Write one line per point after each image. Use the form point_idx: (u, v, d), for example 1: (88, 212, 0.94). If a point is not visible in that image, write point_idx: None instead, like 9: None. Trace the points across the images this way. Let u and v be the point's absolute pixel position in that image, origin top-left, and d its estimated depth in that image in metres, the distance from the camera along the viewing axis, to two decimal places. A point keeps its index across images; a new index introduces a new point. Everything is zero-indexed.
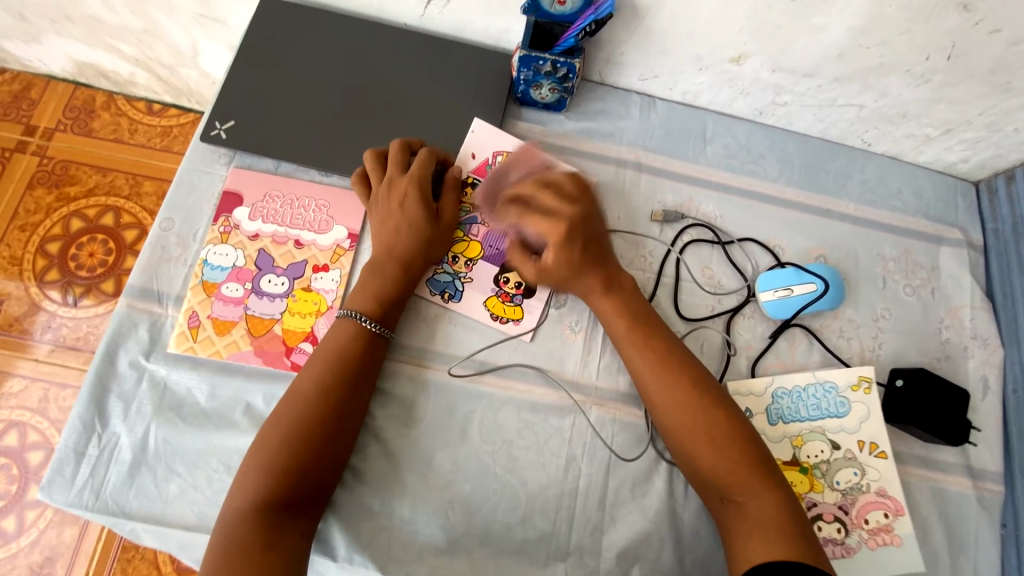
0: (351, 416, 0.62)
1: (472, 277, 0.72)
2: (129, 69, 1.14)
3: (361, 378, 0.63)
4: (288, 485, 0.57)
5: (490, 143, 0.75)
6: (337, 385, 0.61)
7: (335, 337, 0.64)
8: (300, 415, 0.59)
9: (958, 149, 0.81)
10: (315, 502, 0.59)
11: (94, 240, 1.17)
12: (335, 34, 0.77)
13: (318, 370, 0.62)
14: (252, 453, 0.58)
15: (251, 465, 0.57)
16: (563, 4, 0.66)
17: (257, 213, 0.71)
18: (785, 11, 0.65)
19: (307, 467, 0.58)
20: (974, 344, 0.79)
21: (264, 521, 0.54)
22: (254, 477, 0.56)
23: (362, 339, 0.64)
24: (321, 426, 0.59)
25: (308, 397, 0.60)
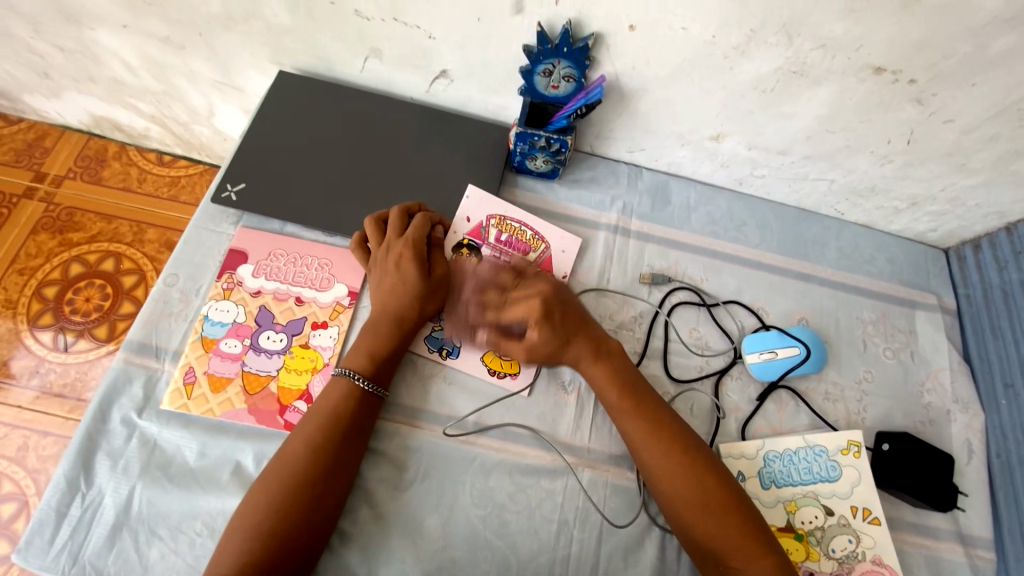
0: (341, 475, 0.61)
1: (470, 333, 0.74)
2: (143, 124, 1.19)
3: (353, 436, 0.63)
4: (275, 549, 0.56)
5: (483, 207, 0.79)
6: (328, 444, 0.61)
7: (328, 396, 0.64)
8: (289, 475, 0.59)
9: (925, 220, 0.87)
10: (302, 568, 0.57)
11: (92, 285, 1.18)
12: (344, 106, 0.82)
13: (308, 428, 0.62)
14: (243, 514, 0.58)
15: (239, 528, 0.57)
16: (556, 88, 0.72)
17: (261, 271, 0.73)
18: (758, 99, 0.72)
19: (295, 530, 0.57)
20: (955, 408, 0.81)
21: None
22: (241, 541, 0.56)
23: (355, 396, 0.64)
24: (310, 487, 0.59)
25: (299, 454, 0.60)
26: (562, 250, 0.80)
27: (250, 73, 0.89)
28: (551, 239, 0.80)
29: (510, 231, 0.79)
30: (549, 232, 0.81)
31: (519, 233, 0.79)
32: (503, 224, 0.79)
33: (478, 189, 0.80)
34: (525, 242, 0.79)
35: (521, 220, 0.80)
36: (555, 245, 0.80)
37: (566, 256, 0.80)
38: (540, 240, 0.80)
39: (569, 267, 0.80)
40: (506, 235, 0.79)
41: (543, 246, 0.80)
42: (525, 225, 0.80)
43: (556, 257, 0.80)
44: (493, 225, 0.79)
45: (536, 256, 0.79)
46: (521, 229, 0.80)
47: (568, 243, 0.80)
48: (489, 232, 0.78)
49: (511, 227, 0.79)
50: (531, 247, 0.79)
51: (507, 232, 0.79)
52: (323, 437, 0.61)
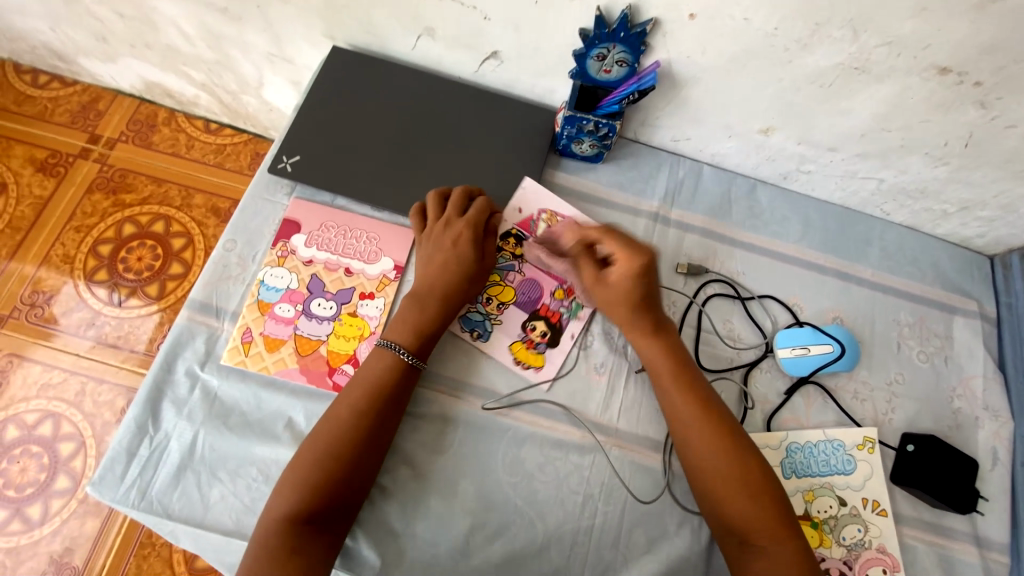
0: (382, 441, 0.65)
1: (503, 319, 0.77)
2: (193, 92, 1.23)
3: (394, 406, 0.67)
4: (323, 501, 0.61)
5: (536, 200, 0.81)
6: (372, 411, 0.65)
7: (374, 365, 0.68)
8: (337, 437, 0.63)
9: (973, 225, 0.85)
10: (345, 518, 0.63)
11: (144, 245, 1.24)
12: (395, 83, 0.84)
13: (355, 394, 0.66)
14: (291, 468, 0.63)
15: (289, 480, 0.61)
16: (609, 72, 0.72)
17: (313, 240, 0.77)
18: (813, 93, 0.71)
19: (340, 486, 0.62)
20: (985, 415, 0.81)
21: (297, 535, 0.59)
22: (292, 493, 0.60)
23: (398, 369, 0.68)
24: (356, 450, 0.63)
25: (346, 419, 0.64)
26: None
27: (303, 46, 0.91)
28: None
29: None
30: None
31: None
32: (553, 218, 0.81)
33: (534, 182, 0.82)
34: None
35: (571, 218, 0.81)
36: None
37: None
38: None
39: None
40: None
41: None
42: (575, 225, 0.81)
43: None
44: (543, 221, 0.80)
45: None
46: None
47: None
48: (538, 226, 0.80)
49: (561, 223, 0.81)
50: None
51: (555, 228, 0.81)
52: (368, 404, 0.65)
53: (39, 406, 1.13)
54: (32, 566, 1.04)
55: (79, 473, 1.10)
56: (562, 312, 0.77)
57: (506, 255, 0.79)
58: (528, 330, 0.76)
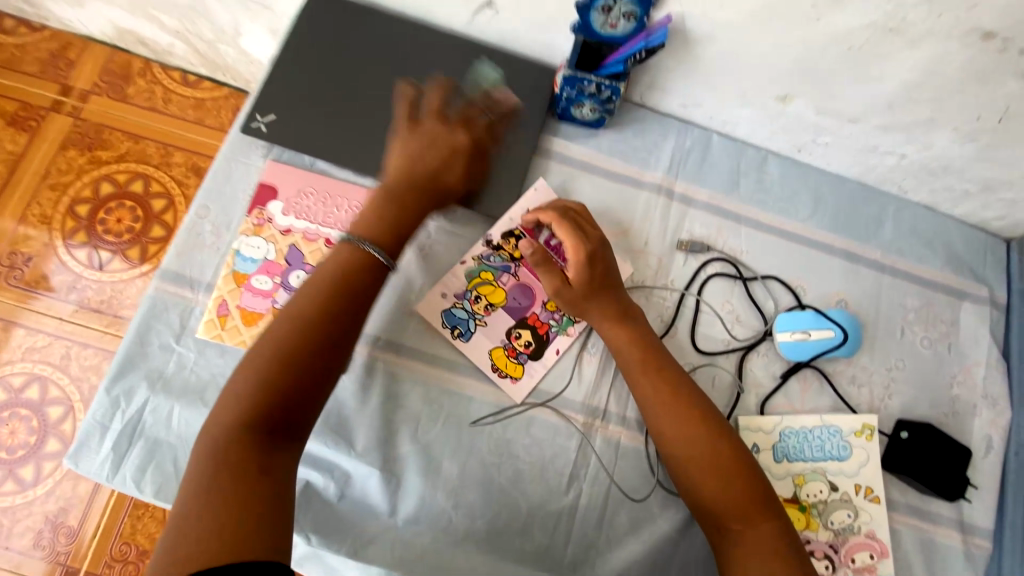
0: (346, 322, 0.57)
1: (488, 322, 0.73)
2: (168, 40, 1.14)
3: (358, 298, 0.59)
4: (271, 413, 0.52)
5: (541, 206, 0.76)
6: (333, 310, 0.56)
7: (335, 263, 0.59)
8: (285, 335, 0.54)
9: (994, 207, 0.80)
10: (303, 423, 0.54)
11: (123, 207, 1.19)
12: (381, 34, 0.76)
13: (314, 295, 0.57)
14: (235, 383, 0.53)
15: (230, 393, 0.53)
16: (615, 26, 0.65)
17: (291, 209, 0.72)
18: (839, 56, 0.64)
19: (295, 392, 0.53)
20: (983, 404, 0.79)
21: (246, 450, 0.50)
22: (233, 402, 0.52)
23: (367, 261, 0.60)
24: (312, 348, 0.54)
25: (297, 317, 0.55)
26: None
27: None
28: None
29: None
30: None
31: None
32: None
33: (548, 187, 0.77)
34: None
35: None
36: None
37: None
38: None
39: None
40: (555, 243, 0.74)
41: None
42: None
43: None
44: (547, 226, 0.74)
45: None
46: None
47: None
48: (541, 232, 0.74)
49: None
50: None
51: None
52: (327, 300, 0.57)
53: (24, 369, 1.11)
54: (28, 524, 1.06)
55: (69, 436, 1.10)
56: (550, 324, 0.74)
57: (503, 253, 0.75)
58: (512, 338, 0.73)
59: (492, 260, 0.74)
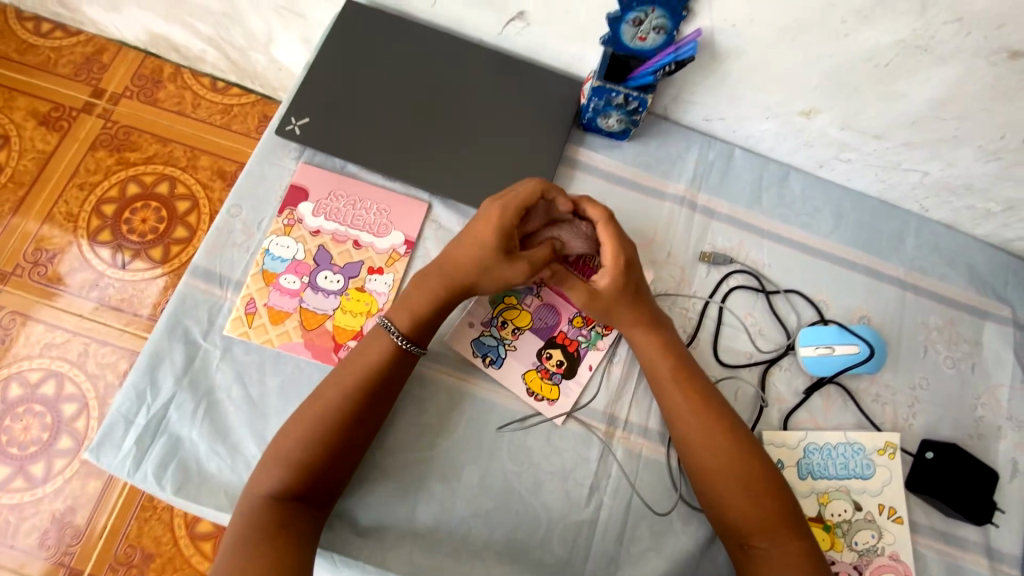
0: (354, 454, 0.62)
1: (517, 346, 0.73)
2: (200, 47, 1.17)
3: (374, 411, 0.63)
4: (304, 481, 0.59)
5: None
6: (360, 388, 0.63)
7: (366, 345, 0.65)
8: (320, 415, 0.61)
9: (1016, 227, 0.80)
10: (330, 500, 0.62)
11: (148, 207, 1.21)
12: (413, 44, 0.79)
13: (345, 376, 0.63)
14: (275, 445, 0.61)
15: (270, 458, 0.60)
16: (644, 40, 0.67)
17: (321, 210, 0.74)
18: (866, 73, 0.66)
19: (326, 463, 0.60)
20: (1009, 425, 0.78)
21: (282, 513, 0.58)
22: (272, 466, 0.59)
23: (393, 355, 0.64)
24: (339, 438, 0.61)
25: (330, 394, 0.62)
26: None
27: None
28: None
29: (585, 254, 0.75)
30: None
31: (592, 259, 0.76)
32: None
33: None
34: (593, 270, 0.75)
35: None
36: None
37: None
38: None
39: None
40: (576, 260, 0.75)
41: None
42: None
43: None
44: None
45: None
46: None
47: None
48: None
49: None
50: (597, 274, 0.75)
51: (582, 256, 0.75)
52: (357, 389, 0.62)
53: (41, 364, 1.12)
54: (35, 522, 1.05)
55: (82, 434, 1.10)
56: (579, 340, 0.74)
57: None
58: (544, 359, 0.73)
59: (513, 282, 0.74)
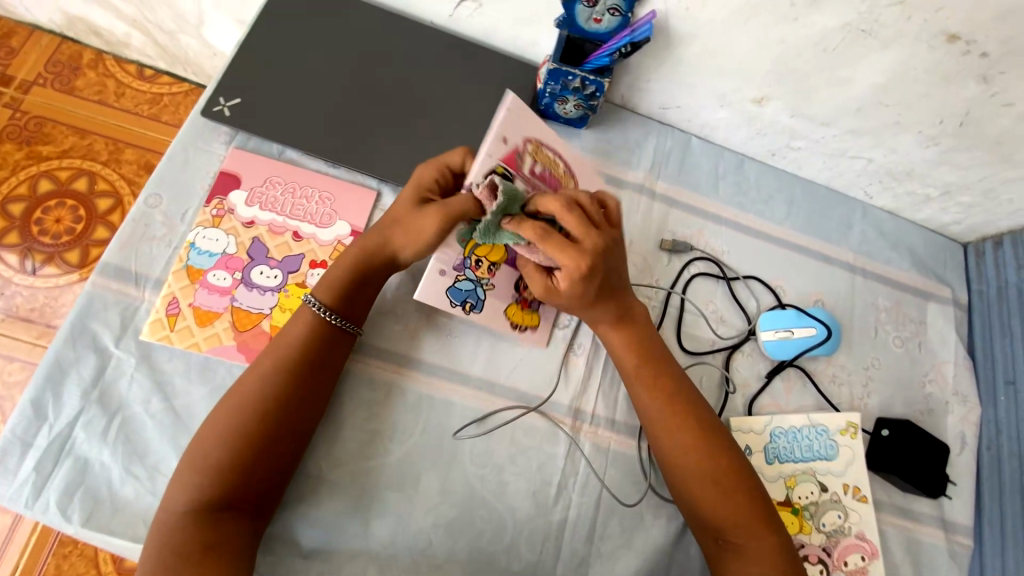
0: (285, 448, 0.56)
1: (494, 283, 0.70)
2: (124, 30, 1.05)
3: (305, 397, 0.58)
4: (231, 491, 0.53)
5: (516, 125, 0.60)
6: (287, 371, 0.57)
7: (290, 327, 0.60)
8: (242, 408, 0.55)
9: (953, 211, 0.84)
10: (265, 507, 0.55)
11: (63, 206, 1.08)
12: (356, 24, 0.74)
13: (267, 362, 0.58)
14: (199, 448, 0.54)
15: (186, 466, 0.53)
16: (598, 22, 0.65)
17: (255, 199, 0.67)
18: (814, 59, 0.66)
19: (253, 461, 0.54)
20: (954, 401, 0.81)
21: (207, 526, 0.51)
22: (190, 473, 0.53)
23: (319, 330, 0.60)
24: (266, 430, 0.55)
25: (251, 382, 0.56)
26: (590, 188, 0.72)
27: None
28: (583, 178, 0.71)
29: (546, 162, 0.62)
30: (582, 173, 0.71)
31: (553, 167, 0.64)
32: (536, 151, 0.62)
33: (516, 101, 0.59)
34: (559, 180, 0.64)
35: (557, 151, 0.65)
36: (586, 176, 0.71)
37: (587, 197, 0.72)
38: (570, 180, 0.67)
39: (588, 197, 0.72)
40: (541, 168, 0.62)
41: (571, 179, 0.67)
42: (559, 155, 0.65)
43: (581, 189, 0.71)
44: (530, 153, 0.61)
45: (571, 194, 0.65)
46: (558, 161, 0.65)
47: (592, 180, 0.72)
48: (525, 161, 0.60)
49: (546, 157, 0.63)
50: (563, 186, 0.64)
51: (545, 164, 0.62)
52: (284, 373, 0.57)
53: None
54: None
55: None
56: None
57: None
58: (521, 290, 0.70)
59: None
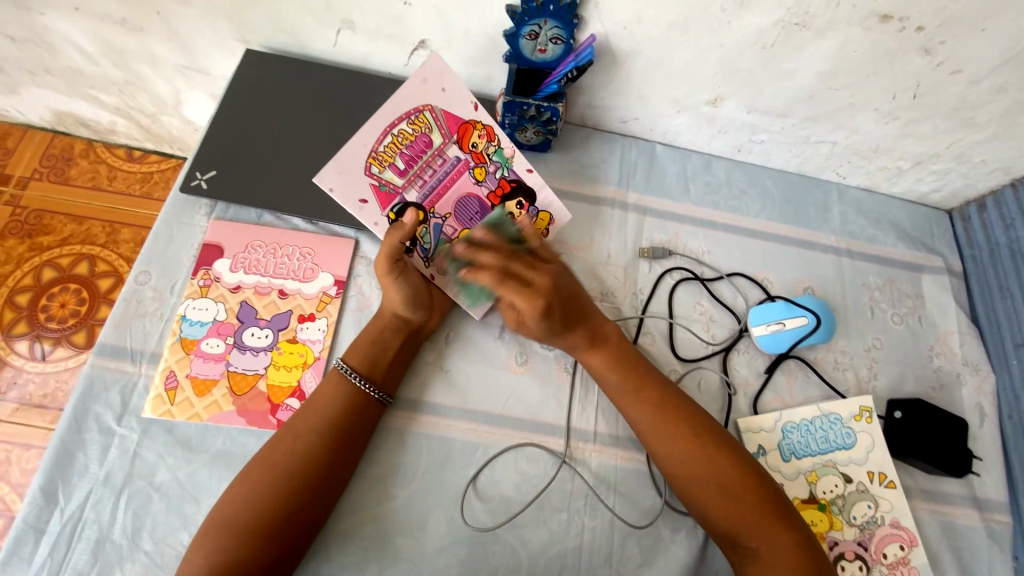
0: (309, 515, 0.57)
1: None
2: (109, 118, 1.10)
3: (337, 463, 0.60)
4: (250, 553, 0.54)
5: (351, 177, 0.68)
6: (318, 432, 0.60)
7: (318, 390, 0.63)
8: (270, 471, 0.58)
9: (929, 180, 0.84)
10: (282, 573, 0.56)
11: (67, 290, 1.10)
12: (315, 84, 0.77)
13: (301, 423, 0.61)
14: (225, 507, 0.56)
15: (214, 525, 0.55)
16: (544, 52, 0.68)
17: (239, 264, 0.70)
18: (757, 56, 0.68)
19: (276, 528, 0.55)
20: (965, 371, 0.79)
21: None
22: (216, 536, 0.54)
23: (352, 394, 0.62)
24: (298, 493, 0.57)
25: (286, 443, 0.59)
26: (438, 90, 0.69)
27: (216, 54, 0.82)
28: (424, 97, 0.69)
29: (395, 151, 0.69)
30: (413, 96, 0.69)
31: (403, 140, 0.69)
32: (380, 159, 0.69)
33: (328, 174, 0.67)
34: (415, 138, 0.70)
35: (384, 133, 0.69)
36: (426, 95, 0.69)
37: (449, 95, 0.70)
38: (413, 118, 0.69)
39: (467, 96, 0.70)
40: (399, 163, 0.70)
41: (428, 113, 0.69)
42: (391, 129, 0.69)
43: (447, 105, 0.70)
44: (381, 174, 0.69)
45: (439, 132, 0.70)
46: (396, 134, 0.69)
47: (435, 80, 0.69)
48: (388, 179, 0.70)
49: (390, 150, 0.69)
50: (422, 134, 0.70)
51: (397, 155, 0.69)
52: (317, 435, 0.60)
53: None
54: None
55: None
56: (506, 176, 0.73)
57: (422, 232, 0.70)
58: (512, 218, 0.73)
59: (431, 246, 0.70)
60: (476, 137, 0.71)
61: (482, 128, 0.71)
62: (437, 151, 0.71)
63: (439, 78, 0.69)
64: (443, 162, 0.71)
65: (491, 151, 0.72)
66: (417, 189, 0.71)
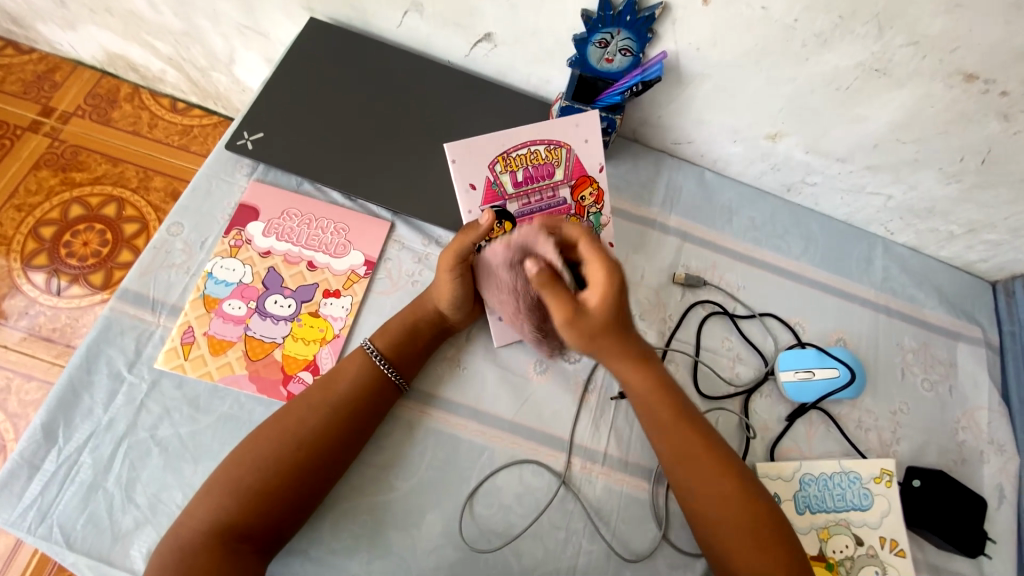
0: (313, 489, 0.56)
1: None
2: (159, 66, 1.10)
3: (349, 440, 0.59)
4: (250, 516, 0.53)
5: (474, 161, 0.66)
6: (333, 406, 0.59)
7: (341, 365, 0.62)
8: (280, 437, 0.57)
9: (979, 249, 0.81)
10: (278, 541, 0.55)
11: (91, 230, 1.10)
12: (374, 61, 0.76)
13: (315, 394, 0.60)
14: (230, 465, 0.55)
15: (218, 482, 0.54)
16: (610, 62, 0.67)
17: (272, 229, 0.69)
18: (828, 97, 0.67)
19: (278, 495, 0.55)
20: (990, 449, 0.76)
21: (223, 551, 0.51)
22: (219, 494, 0.54)
23: (371, 375, 0.61)
24: (304, 464, 0.56)
25: (300, 412, 0.58)
26: (582, 139, 0.68)
27: (280, 18, 0.81)
28: (568, 137, 0.68)
29: (522, 163, 0.67)
30: (561, 131, 0.68)
31: (533, 158, 0.68)
32: (507, 161, 0.67)
33: (459, 147, 0.65)
34: (544, 163, 0.68)
35: (524, 143, 0.67)
36: (570, 136, 0.68)
37: (588, 148, 0.69)
38: (554, 148, 0.68)
39: (600, 157, 0.69)
40: (520, 173, 0.67)
41: (564, 151, 0.68)
42: (530, 144, 0.67)
43: (581, 154, 0.69)
44: (502, 173, 0.67)
45: (564, 172, 0.68)
46: (531, 151, 0.67)
47: (586, 129, 0.68)
48: (503, 182, 0.67)
49: (519, 159, 0.67)
50: (552, 165, 0.68)
51: (522, 167, 0.67)
52: (331, 409, 0.59)
53: None
54: None
55: None
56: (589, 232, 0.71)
57: None
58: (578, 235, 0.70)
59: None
60: (588, 193, 0.70)
61: (597, 188, 0.70)
62: (552, 185, 0.69)
63: (591, 130, 0.68)
64: (551, 196, 0.69)
65: (592, 211, 0.70)
66: (518, 205, 0.68)
